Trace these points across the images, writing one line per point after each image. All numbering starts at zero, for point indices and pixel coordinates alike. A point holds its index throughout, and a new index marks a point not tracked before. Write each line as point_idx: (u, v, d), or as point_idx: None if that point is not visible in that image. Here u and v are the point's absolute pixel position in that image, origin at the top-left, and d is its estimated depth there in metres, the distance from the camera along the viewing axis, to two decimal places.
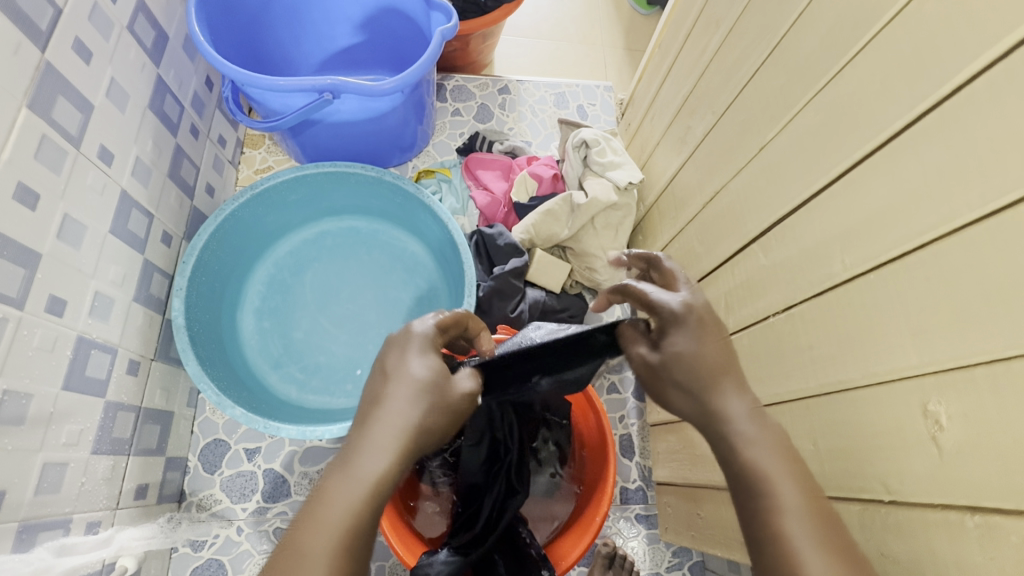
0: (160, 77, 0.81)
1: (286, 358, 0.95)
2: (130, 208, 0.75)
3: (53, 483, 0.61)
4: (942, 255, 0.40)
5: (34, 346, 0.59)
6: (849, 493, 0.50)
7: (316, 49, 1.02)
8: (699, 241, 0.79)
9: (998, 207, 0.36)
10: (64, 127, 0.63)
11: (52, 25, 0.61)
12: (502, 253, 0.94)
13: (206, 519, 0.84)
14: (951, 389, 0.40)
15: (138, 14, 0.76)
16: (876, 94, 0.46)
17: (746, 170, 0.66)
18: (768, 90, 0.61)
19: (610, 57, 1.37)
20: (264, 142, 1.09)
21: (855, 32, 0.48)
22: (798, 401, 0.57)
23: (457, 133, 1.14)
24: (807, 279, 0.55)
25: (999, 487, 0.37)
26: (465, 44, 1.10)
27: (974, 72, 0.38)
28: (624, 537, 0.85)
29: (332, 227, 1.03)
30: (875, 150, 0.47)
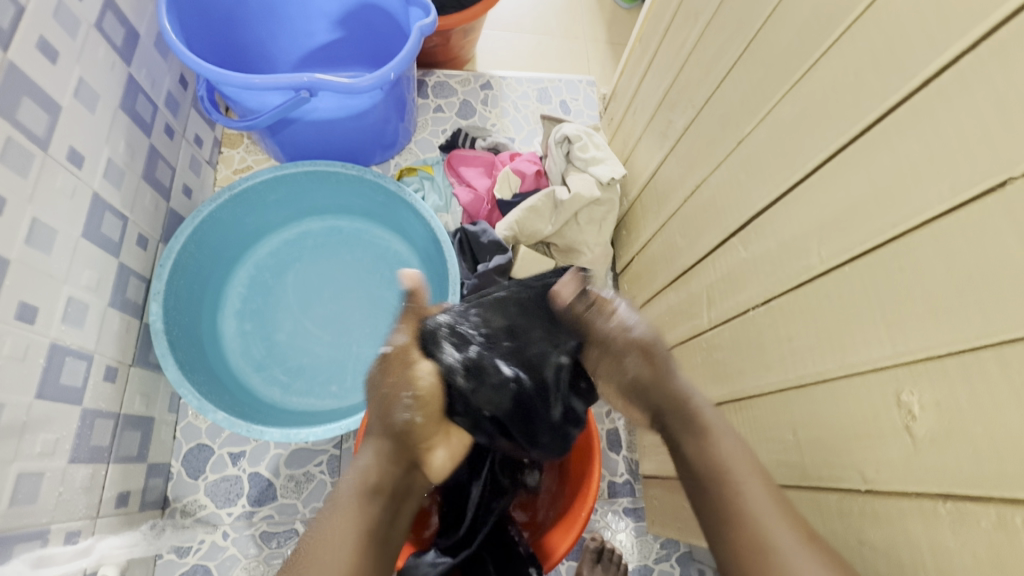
0: (132, 77, 0.79)
1: (269, 360, 0.94)
2: (103, 210, 0.73)
3: (29, 494, 0.60)
4: (916, 246, 0.41)
5: (4, 354, 0.57)
6: (828, 483, 0.50)
7: (294, 46, 1.00)
8: (681, 235, 0.79)
9: (969, 197, 0.37)
10: (30, 129, 0.61)
11: (15, 24, 0.59)
12: (486, 251, 0.93)
13: (191, 525, 0.83)
14: (923, 378, 0.41)
15: (107, 12, 0.74)
16: (849, 87, 0.47)
17: (725, 164, 0.66)
18: (745, 84, 0.62)
19: (593, 51, 1.36)
20: (243, 141, 1.07)
21: (828, 26, 0.49)
22: (778, 393, 0.57)
23: (440, 129, 1.13)
24: (785, 272, 0.56)
25: (969, 474, 0.37)
26: (445, 40, 1.09)
27: (944, 64, 0.38)
28: (612, 530, 0.85)
29: (314, 226, 1.02)
30: (849, 144, 0.47)
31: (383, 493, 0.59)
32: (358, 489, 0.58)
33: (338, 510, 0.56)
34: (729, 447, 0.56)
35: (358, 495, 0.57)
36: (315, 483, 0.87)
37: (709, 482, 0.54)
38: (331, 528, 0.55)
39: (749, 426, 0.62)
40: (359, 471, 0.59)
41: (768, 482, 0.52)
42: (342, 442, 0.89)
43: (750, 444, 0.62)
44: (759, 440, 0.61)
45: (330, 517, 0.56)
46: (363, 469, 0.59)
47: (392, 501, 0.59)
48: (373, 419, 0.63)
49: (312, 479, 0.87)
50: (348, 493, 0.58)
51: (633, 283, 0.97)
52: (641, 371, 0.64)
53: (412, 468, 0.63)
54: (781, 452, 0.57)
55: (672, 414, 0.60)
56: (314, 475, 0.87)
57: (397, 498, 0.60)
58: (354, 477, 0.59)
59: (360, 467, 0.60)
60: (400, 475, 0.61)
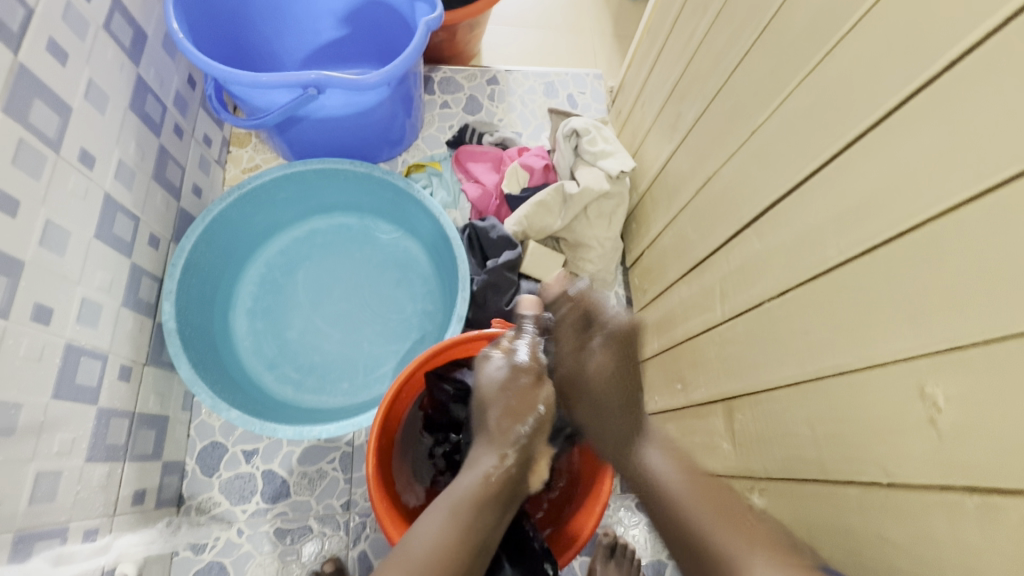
0: (141, 77, 0.80)
1: (281, 358, 0.94)
2: (115, 211, 0.74)
3: (47, 493, 0.61)
4: (938, 234, 0.40)
5: (21, 355, 0.58)
6: (847, 477, 0.50)
7: (301, 44, 1.00)
8: (693, 228, 0.78)
9: (992, 185, 0.36)
10: (42, 131, 0.62)
11: (25, 26, 0.59)
12: (496, 247, 0.93)
13: (206, 522, 0.84)
14: (946, 370, 0.40)
15: (115, 13, 0.74)
16: (865, 75, 0.46)
17: (738, 155, 0.65)
18: (758, 73, 0.61)
19: (600, 44, 1.35)
20: (251, 140, 1.07)
21: (843, 11, 0.47)
22: (794, 387, 0.56)
23: (447, 125, 1.13)
24: (800, 264, 0.55)
25: (995, 467, 0.36)
26: (451, 35, 1.09)
27: (965, 49, 0.37)
28: (625, 526, 0.85)
29: (323, 224, 1.02)
30: (866, 132, 0.46)
31: (491, 503, 0.56)
32: (465, 497, 0.55)
33: (445, 514, 0.54)
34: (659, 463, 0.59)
35: (471, 499, 0.55)
36: (329, 479, 0.87)
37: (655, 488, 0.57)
38: (437, 529, 0.53)
39: (764, 420, 0.61)
40: (479, 475, 0.57)
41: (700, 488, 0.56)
42: (355, 439, 0.90)
43: (765, 439, 0.62)
44: (774, 434, 0.60)
45: (433, 520, 0.54)
46: (481, 470, 0.58)
47: (499, 510, 0.57)
48: (487, 421, 0.62)
49: (325, 476, 0.87)
50: (460, 497, 0.55)
51: (643, 278, 0.96)
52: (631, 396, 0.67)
53: (528, 471, 0.61)
54: (798, 446, 0.56)
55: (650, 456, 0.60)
56: (327, 472, 0.87)
57: (505, 509, 0.58)
58: (469, 480, 0.57)
59: (474, 474, 0.57)
60: (513, 484, 0.59)
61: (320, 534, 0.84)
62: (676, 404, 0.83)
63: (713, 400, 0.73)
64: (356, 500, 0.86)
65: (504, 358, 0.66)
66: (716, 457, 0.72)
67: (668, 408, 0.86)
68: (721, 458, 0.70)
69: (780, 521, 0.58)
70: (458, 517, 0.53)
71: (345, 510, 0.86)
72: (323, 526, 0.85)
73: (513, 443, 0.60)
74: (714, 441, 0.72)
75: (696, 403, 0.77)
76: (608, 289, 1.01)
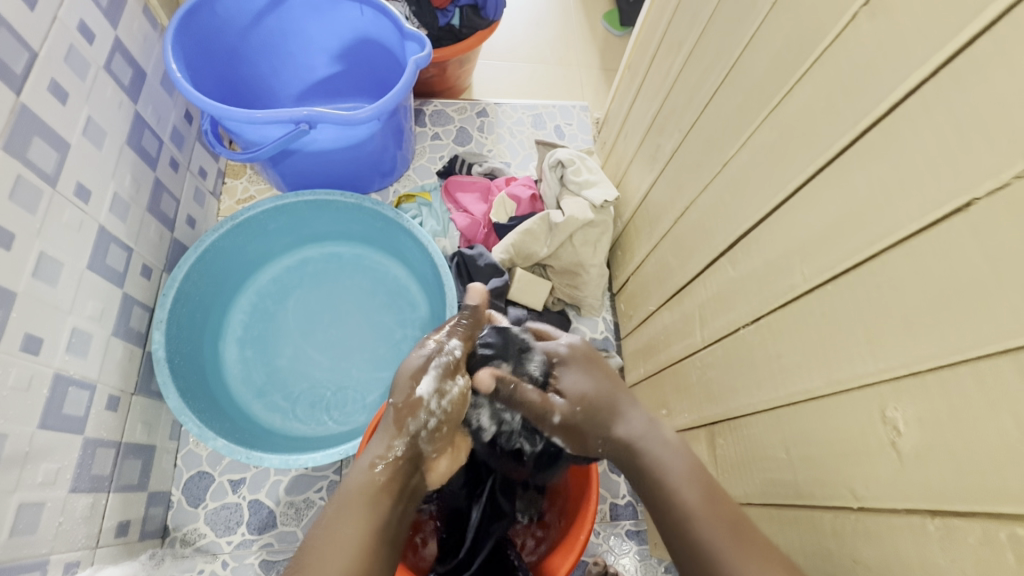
0: (138, 114, 0.83)
1: (269, 386, 0.94)
2: (108, 243, 0.75)
3: (28, 524, 0.61)
4: (893, 263, 0.42)
5: (9, 385, 0.59)
6: (821, 501, 0.50)
7: (295, 80, 1.04)
8: (673, 255, 0.80)
9: (937, 217, 0.38)
10: (40, 167, 0.64)
11: (28, 69, 0.62)
12: (483, 274, 0.94)
13: (190, 554, 0.83)
14: (906, 394, 0.41)
15: (115, 54, 0.78)
16: (822, 112, 0.49)
17: (711, 186, 0.68)
18: (727, 109, 0.64)
19: (586, 77, 1.40)
20: (245, 172, 1.10)
21: (801, 54, 0.51)
22: (771, 411, 0.57)
23: (437, 156, 1.16)
24: (772, 290, 0.57)
25: (955, 490, 0.37)
26: (441, 71, 1.13)
27: (907, 90, 0.40)
28: (615, 555, 0.83)
29: (314, 253, 1.04)
30: (825, 166, 0.49)
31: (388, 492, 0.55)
32: (361, 489, 0.54)
33: (341, 505, 0.53)
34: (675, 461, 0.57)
35: (361, 493, 0.54)
36: (315, 509, 0.87)
37: (637, 480, 0.58)
38: (331, 530, 0.51)
39: (745, 444, 0.62)
40: (369, 468, 0.56)
41: (716, 495, 0.53)
42: (342, 467, 0.89)
43: (746, 463, 0.62)
44: (754, 458, 0.60)
45: (339, 517, 0.52)
46: (368, 460, 0.57)
47: (399, 502, 0.55)
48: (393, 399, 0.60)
49: (312, 506, 0.87)
50: (352, 490, 0.54)
51: (629, 303, 0.98)
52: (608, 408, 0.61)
53: (419, 468, 0.59)
54: (776, 471, 0.57)
55: (627, 425, 0.60)
56: (314, 501, 0.87)
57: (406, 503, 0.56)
58: (359, 473, 0.56)
59: (364, 465, 0.56)
60: (405, 475, 0.57)
61: None
62: None
63: (697, 425, 0.73)
64: None
65: (431, 348, 0.63)
66: None
67: None
68: None
69: None
70: (348, 508, 0.52)
71: None
72: None
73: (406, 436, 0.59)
74: None
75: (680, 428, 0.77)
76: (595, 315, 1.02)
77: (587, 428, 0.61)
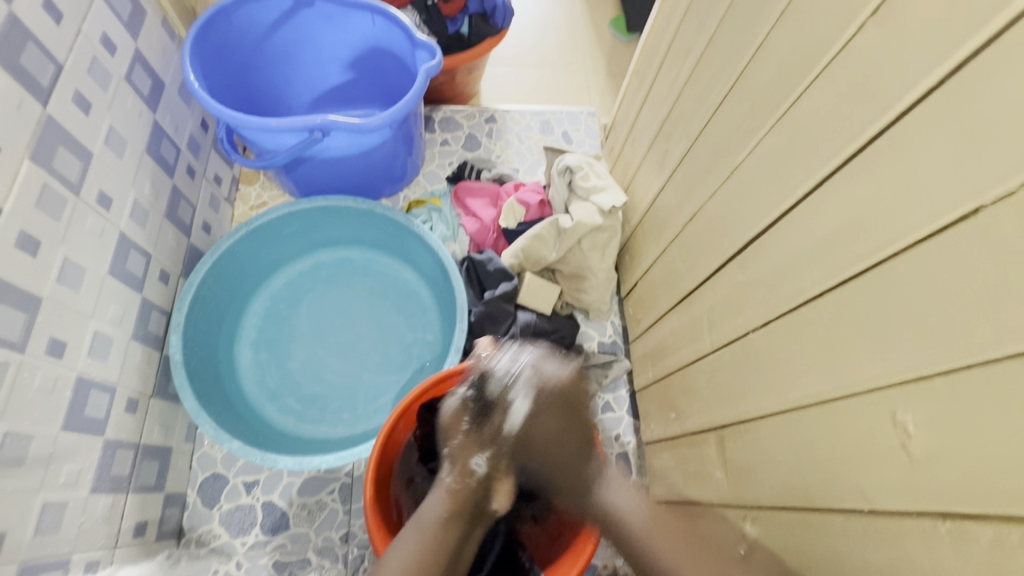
0: (157, 123, 0.85)
1: (283, 389, 0.96)
2: (128, 248, 0.77)
3: (51, 524, 0.62)
4: (901, 269, 0.42)
5: (35, 388, 0.60)
6: (832, 504, 0.51)
7: (308, 88, 1.06)
8: (681, 260, 0.81)
9: (945, 223, 0.39)
10: (65, 175, 0.66)
11: (54, 81, 0.64)
12: (492, 278, 0.96)
13: (205, 555, 0.84)
14: (916, 398, 0.41)
15: (135, 66, 0.80)
16: (830, 119, 0.49)
17: (719, 192, 0.69)
18: (735, 116, 0.64)
19: (593, 83, 1.41)
20: (259, 178, 1.12)
21: (808, 62, 0.51)
22: (780, 415, 0.58)
23: (446, 162, 1.17)
24: (780, 295, 0.57)
25: (964, 492, 0.38)
26: (451, 78, 1.15)
27: (914, 99, 0.41)
28: None
29: (326, 258, 1.05)
30: (834, 171, 0.49)
31: (458, 516, 0.61)
32: (436, 513, 0.61)
33: (419, 527, 0.60)
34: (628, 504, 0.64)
35: (436, 516, 0.61)
36: (328, 511, 0.88)
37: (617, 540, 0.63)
38: (407, 548, 0.58)
39: (754, 447, 0.63)
40: (439, 492, 0.63)
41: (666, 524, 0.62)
42: (354, 470, 0.91)
43: (755, 466, 0.63)
44: (764, 462, 0.61)
45: (405, 538, 0.60)
46: (444, 488, 0.63)
47: (466, 524, 0.62)
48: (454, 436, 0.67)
49: (324, 508, 0.88)
50: (429, 514, 0.61)
51: (637, 308, 0.99)
52: (579, 451, 0.67)
53: (490, 490, 0.64)
54: (784, 474, 0.57)
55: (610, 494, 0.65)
56: (326, 503, 0.88)
57: (471, 525, 0.62)
58: (433, 499, 0.62)
59: (438, 492, 0.63)
60: (476, 498, 0.63)
61: (318, 567, 0.84)
62: (671, 432, 0.84)
63: (706, 428, 0.74)
64: (354, 532, 0.87)
65: (460, 395, 0.72)
66: (710, 486, 0.72)
67: (664, 437, 0.86)
68: (714, 486, 0.71)
69: (772, 550, 0.59)
70: (423, 530, 0.60)
71: (344, 542, 0.86)
72: (322, 558, 0.85)
73: (472, 471, 0.64)
74: (708, 470, 0.73)
75: (689, 431, 0.78)
76: (604, 319, 1.03)
77: (552, 453, 0.65)
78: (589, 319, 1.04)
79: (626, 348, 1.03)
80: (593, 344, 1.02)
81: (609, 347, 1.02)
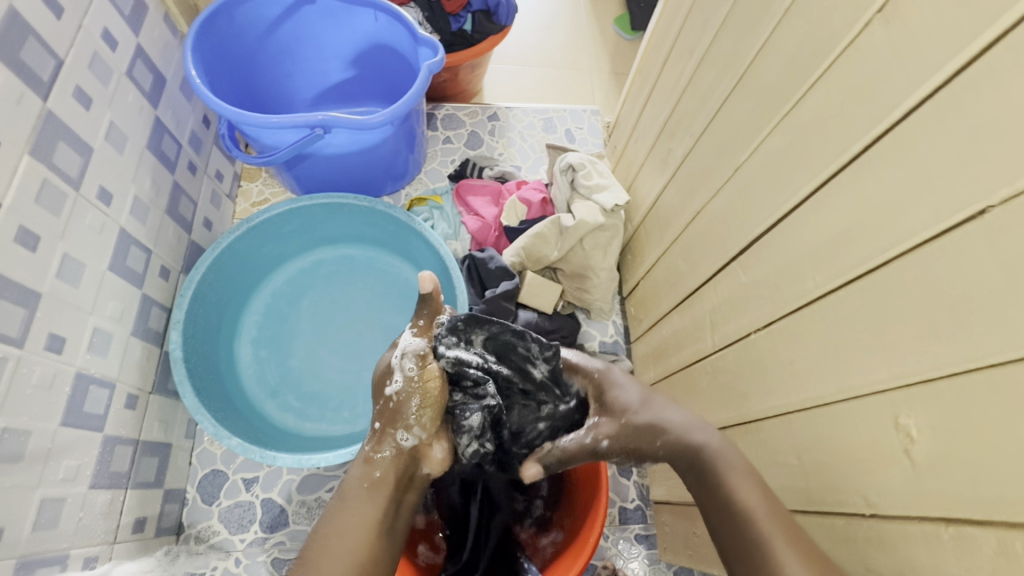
0: (158, 119, 0.85)
1: (283, 386, 0.96)
2: (129, 244, 0.77)
3: (50, 519, 0.62)
4: (906, 271, 0.42)
5: (33, 383, 0.60)
6: (834, 508, 0.50)
7: (310, 84, 1.05)
8: (683, 260, 0.80)
9: (951, 225, 0.38)
10: (65, 171, 0.66)
11: (54, 76, 0.64)
12: (494, 277, 0.95)
13: (204, 551, 0.84)
14: (921, 402, 0.41)
15: (137, 61, 0.80)
16: (835, 119, 0.49)
17: (722, 191, 0.68)
18: (739, 115, 0.64)
19: (597, 82, 1.40)
20: (261, 175, 1.12)
21: (814, 60, 0.51)
22: (782, 417, 0.57)
23: (448, 160, 1.17)
24: (784, 295, 0.57)
25: (969, 497, 0.37)
26: (453, 75, 1.14)
27: (920, 98, 0.40)
28: (624, 559, 0.83)
29: (327, 256, 1.05)
30: (839, 171, 0.48)
31: (384, 483, 0.56)
32: (363, 478, 0.56)
33: (343, 502, 0.54)
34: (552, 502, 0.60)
35: (360, 486, 0.55)
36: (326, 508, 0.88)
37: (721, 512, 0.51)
38: (341, 518, 0.53)
39: (756, 449, 0.62)
40: (364, 465, 0.57)
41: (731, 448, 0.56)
42: None
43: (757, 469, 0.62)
44: (765, 465, 0.60)
45: (336, 513, 0.54)
46: (364, 458, 0.58)
47: (398, 490, 0.56)
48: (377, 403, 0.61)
49: (323, 506, 0.88)
50: (353, 486, 0.55)
51: (639, 307, 0.98)
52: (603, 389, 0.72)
53: (418, 454, 0.60)
54: (786, 477, 0.57)
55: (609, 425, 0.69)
56: (325, 501, 0.88)
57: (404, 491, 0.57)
58: (358, 471, 0.57)
59: (362, 463, 0.57)
60: (404, 467, 0.58)
61: None
62: None
63: None
64: None
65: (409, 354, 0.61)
66: None
67: None
68: None
69: None
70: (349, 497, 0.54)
71: None
72: None
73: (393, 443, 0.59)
74: None
75: None
76: (606, 318, 1.03)
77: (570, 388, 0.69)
78: (590, 319, 1.03)
79: (627, 348, 1.02)
80: (595, 343, 1.02)
81: (611, 346, 1.02)
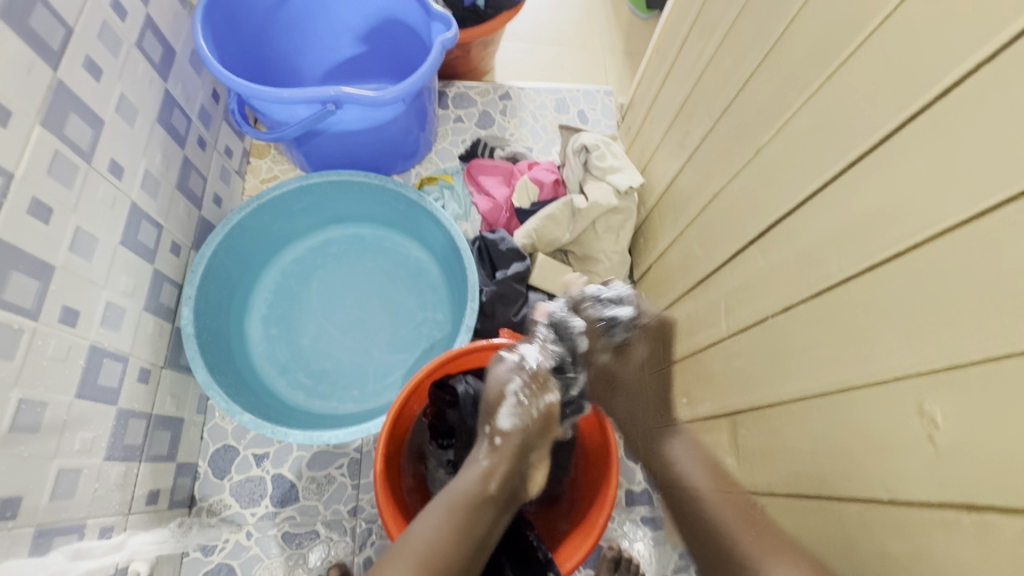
0: (168, 92, 0.83)
1: (293, 364, 0.96)
2: (140, 219, 0.77)
3: (67, 489, 0.63)
4: (937, 255, 0.41)
5: (48, 355, 0.60)
6: (849, 493, 0.50)
7: (321, 60, 1.04)
8: (699, 243, 0.79)
9: (987, 208, 0.37)
10: (76, 143, 0.65)
11: (64, 45, 0.63)
12: (505, 258, 0.94)
13: (216, 524, 0.85)
14: (946, 388, 0.40)
15: (146, 32, 0.78)
16: (866, 98, 0.47)
17: (742, 173, 0.67)
18: (762, 94, 0.62)
19: (610, 61, 1.38)
20: (270, 152, 1.11)
21: (845, 36, 0.49)
22: (797, 402, 0.57)
23: (459, 139, 1.15)
24: (803, 280, 0.56)
25: (993, 485, 0.37)
26: (465, 52, 1.12)
27: (960, 76, 0.38)
28: (630, 539, 0.83)
29: (337, 234, 1.05)
30: (868, 152, 0.47)
31: (489, 500, 0.56)
32: (462, 495, 0.55)
33: (444, 507, 0.55)
34: (667, 511, 0.63)
35: (466, 497, 0.55)
36: (336, 485, 0.89)
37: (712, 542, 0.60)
38: (436, 527, 0.53)
39: (769, 435, 0.62)
40: (471, 466, 0.58)
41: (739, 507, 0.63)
42: (363, 446, 0.91)
43: (770, 454, 0.62)
44: (778, 450, 0.60)
45: (432, 517, 0.54)
46: (477, 471, 0.57)
47: (495, 509, 0.56)
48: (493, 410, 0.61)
49: (333, 482, 0.89)
50: (457, 495, 0.55)
51: (650, 292, 0.97)
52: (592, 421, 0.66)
53: (523, 477, 0.58)
54: (800, 462, 0.57)
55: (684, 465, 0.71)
56: (335, 477, 0.89)
57: (501, 509, 0.57)
58: (465, 480, 0.56)
59: (470, 473, 0.57)
60: (511, 485, 0.57)
61: (326, 540, 0.85)
62: (681, 417, 0.83)
63: (718, 414, 0.73)
64: (362, 506, 0.88)
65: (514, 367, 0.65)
66: (722, 472, 0.72)
67: None
68: (726, 472, 0.71)
69: (782, 535, 0.59)
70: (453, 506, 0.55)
71: (352, 516, 0.87)
72: (330, 531, 0.86)
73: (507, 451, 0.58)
74: (719, 456, 0.72)
75: (700, 417, 0.77)
76: None
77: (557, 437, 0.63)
78: None
79: None
80: None
81: None
